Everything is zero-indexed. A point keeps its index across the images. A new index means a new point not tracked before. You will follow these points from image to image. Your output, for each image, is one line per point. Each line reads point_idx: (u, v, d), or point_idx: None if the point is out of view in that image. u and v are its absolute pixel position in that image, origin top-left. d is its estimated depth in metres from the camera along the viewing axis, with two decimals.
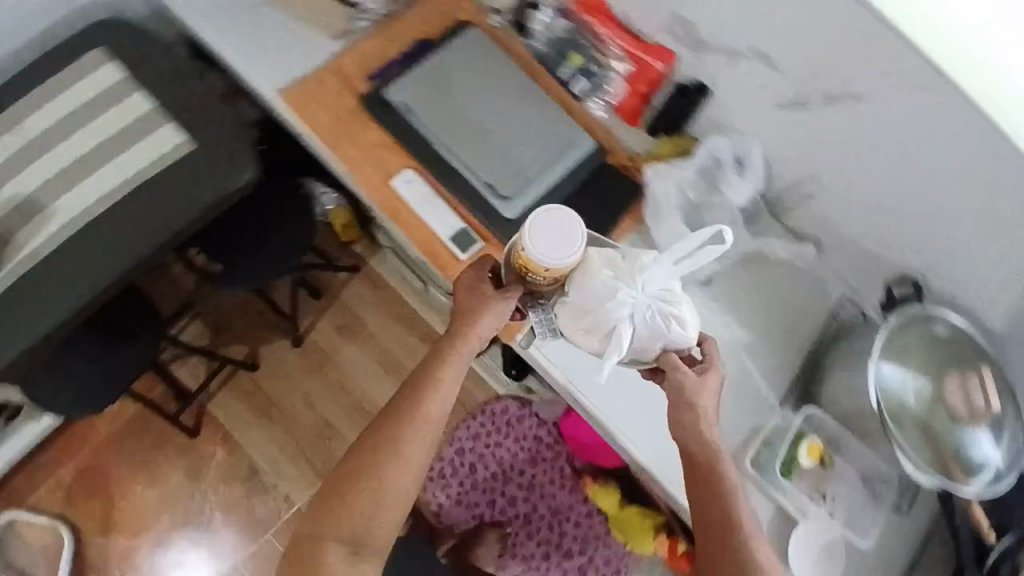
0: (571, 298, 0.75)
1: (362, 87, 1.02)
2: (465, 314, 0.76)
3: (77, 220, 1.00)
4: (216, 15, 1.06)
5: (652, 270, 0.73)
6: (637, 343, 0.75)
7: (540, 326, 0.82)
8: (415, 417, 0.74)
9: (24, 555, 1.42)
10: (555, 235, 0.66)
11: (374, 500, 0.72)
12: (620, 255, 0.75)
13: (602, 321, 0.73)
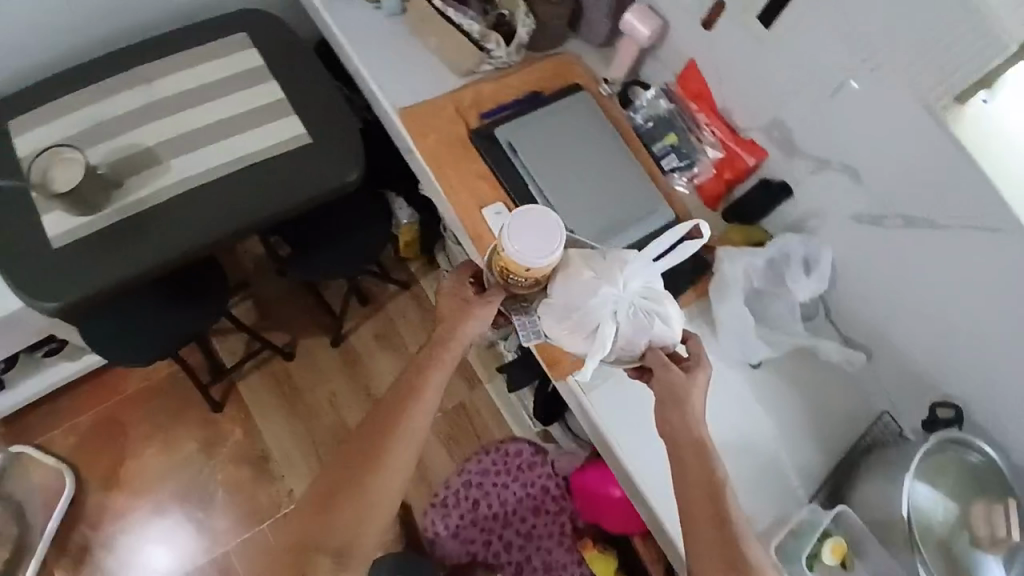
0: (555, 299, 0.83)
1: (474, 122, 1.11)
2: (446, 324, 0.84)
3: (192, 180, 1.04)
4: (358, 31, 1.16)
5: (631, 269, 0.83)
6: (622, 338, 0.84)
7: (526, 330, 0.89)
8: (399, 431, 0.83)
9: (24, 490, 1.44)
10: (533, 238, 0.72)
11: (359, 510, 0.82)
12: (601, 258, 0.84)
13: (587, 319, 0.82)
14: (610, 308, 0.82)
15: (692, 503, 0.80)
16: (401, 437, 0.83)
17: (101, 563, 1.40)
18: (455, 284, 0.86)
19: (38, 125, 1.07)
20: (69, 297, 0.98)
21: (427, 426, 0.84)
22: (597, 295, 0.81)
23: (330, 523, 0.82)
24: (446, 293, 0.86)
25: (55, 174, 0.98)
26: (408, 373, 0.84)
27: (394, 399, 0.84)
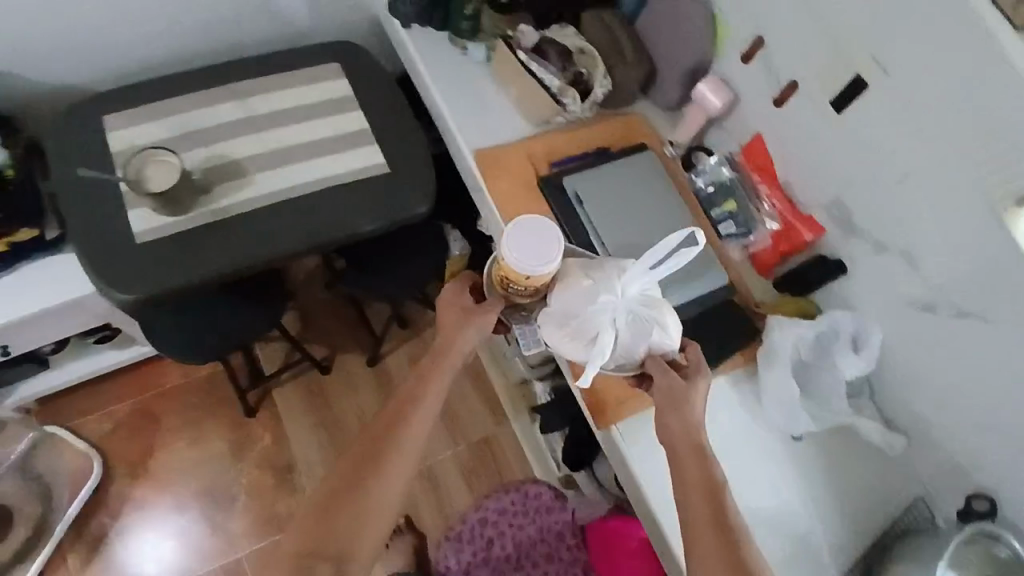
0: (554, 308, 0.86)
1: (544, 170, 1.17)
2: (448, 332, 0.91)
3: (275, 194, 1.08)
4: (445, 72, 1.23)
5: (628, 278, 0.84)
6: (622, 343, 0.86)
7: (526, 339, 0.99)
8: (404, 431, 0.86)
9: (51, 470, 1.43)
10: (530, 248, 0.79)
11: (352, 510, 0.82)
12: (599, 268, 0.87)
13: (586, 327, 0.85)
14: (609, 316, 0.84)
15: (691, 505, 0.82)
16: (400, 438, 0.86)
17: (115, 552, 1.41)
18: (456, 292, 0.93)
19: (129, 126, 1.10)
20: (142, 290, 1.00)
21: (428, 429, 0.88)
22: (597, 304, 0.84)
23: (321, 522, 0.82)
24: (447, 302, 0.93)
25: (147, 172, 1.01)
26: (411, 380, 0.91)
27: (395, 403, 0.89)
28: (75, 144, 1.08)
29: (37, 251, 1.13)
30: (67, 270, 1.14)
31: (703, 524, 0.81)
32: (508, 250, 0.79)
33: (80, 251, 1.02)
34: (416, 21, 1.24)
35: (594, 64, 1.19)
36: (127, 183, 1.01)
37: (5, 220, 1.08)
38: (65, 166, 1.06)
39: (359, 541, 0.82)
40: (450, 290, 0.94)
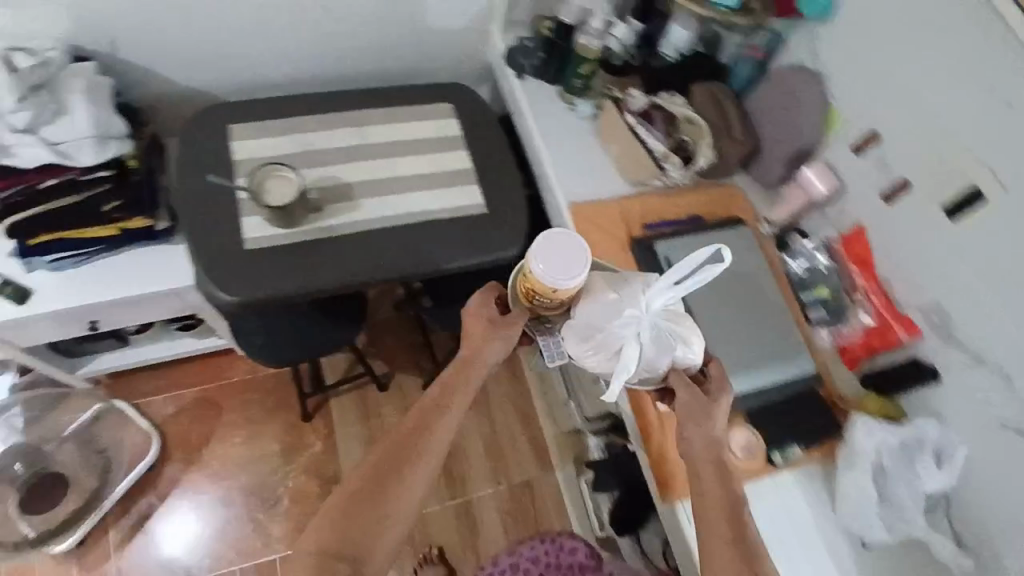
0: (577, 320, 0.87)
1: (637, 232, 1.17)
2: (474, 344, 0.90)
3: (377, 220, 1.12)
4: (552, 125, 1.26)
5: (651, 292, 0.85)
6: (646, 357, 0.86)
7: (550, 350, 0.91)
8: (427, 438, 0.85)
9: (110, 440, 1.43)
10: (560, 261, 0.80)
11: (370, 518, 0.79)
12: (624, 283, 0.87)
13: (611, 340, 0.85)
14: (633, 330, 0.84)
15: (707, 522, 0.81)
16: (422, 446, 0.85)
17: (158, 537, 1.40)
18: (480, 301, 0.92)
19: (249, 138, 1.15)
20: (243, 292, 1.03)
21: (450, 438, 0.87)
22: (621, 319, 0.84)
23: (338, 529, 0.78)
24: (475, 321, 0.91)
25: (268, 186, 1.06)
26: (434, 388, 0.89)
27: (417, 410, 0.87)
28: (199, 147, 1.13)
29: (144, 239, 1.14)
30: (169, 260, 1.19)
31: (718, 545, 0.80)
32: (537, 261, 0.79)
33: (192, 244, 1.05)
34: (530, 71, 1.28)
35: (701, 136, 1.20)
36: (249, 195, 1.05)
37: (124, 208, 1.10)
38: (187, 165, 1.11)
39: (375, 553, 0.78)
40: (478, 301, 0.92)
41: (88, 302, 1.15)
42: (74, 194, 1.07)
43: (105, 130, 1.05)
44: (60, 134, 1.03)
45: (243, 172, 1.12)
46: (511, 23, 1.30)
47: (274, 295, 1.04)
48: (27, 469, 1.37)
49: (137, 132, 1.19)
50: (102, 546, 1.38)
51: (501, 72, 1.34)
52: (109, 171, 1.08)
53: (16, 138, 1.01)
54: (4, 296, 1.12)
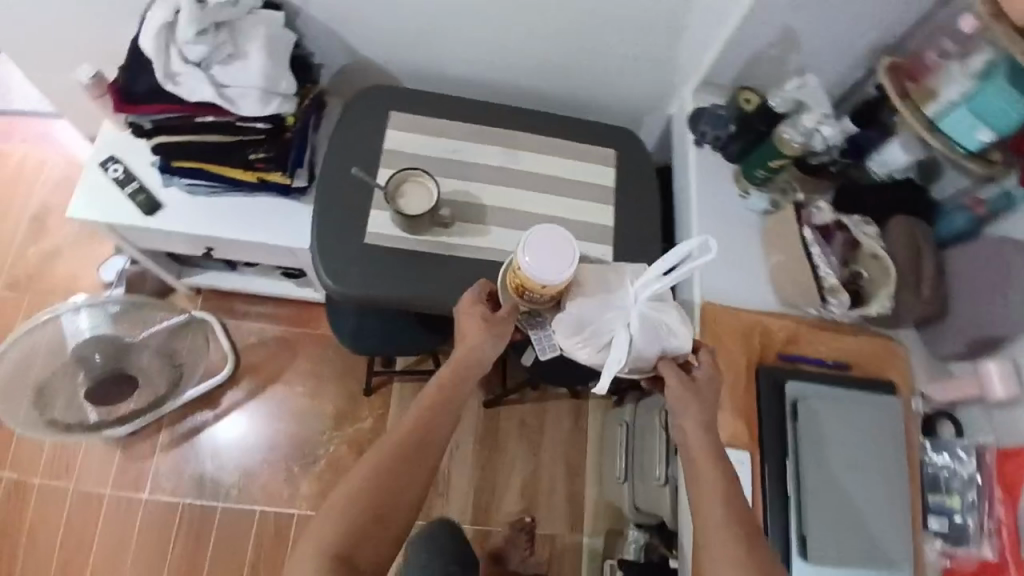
0: (567, 313, 0.84)
1: (769, 357, 1.04)
2: (468, 345, 0.88)
3: (501, 253, 1.06)
4: (713, 208, 1.14)
5: (638, 284, 0.84)
6: (638, 349, 0.83)
7: (541, 344, 0.89)
8: (425, 437, 0.87)
9: (189, 354, 1.34)
10: (547, 256, 0.77)
11: (369, 521, 0.83)
12: (613, 274, 0.85)
13: (602, 331, 0.83)
14: (623, 321, 0.83)
15: (704, 513, 0.82)
16: (419, 451, 0.87)
17: (199, 452, 1.43)
18: (474, 301, 0.91)
19: (406, 131, 1.12)
20: (349, 285, 1.02)
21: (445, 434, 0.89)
22: (609, 310, 0.83)
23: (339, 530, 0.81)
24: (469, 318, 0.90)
25: (410, 192, 1.03)
26: (432, 390, 0.89)
27: (415, 413, 0.88)
28: (355, 126, 1.11)
29: (274, 191, 1.16)
30: (293, 216, 1.21)
31: (716, 535, 0.81)
32: (529, 260, 0.76)
33: (315, 220, 1.05)
34: (712, 142, 1.17)
35: (885, 281, 1.04)
36: (386, 198, 1.03)
37: (267, 159, 1.11)
38: (342, 142, 1.10)
39: (368, 555, 0.82)
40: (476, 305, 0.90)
41: (208, 231, 1.18)
42: (225, 133, 1.08)
43: (273, 84, 1.03)
44: (229, 78, 1.01)
45: (388, 164, 1.10)
46: (708, 84, 1.19)
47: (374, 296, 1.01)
48: (105, 363, 1.23)
49: (304, 88, 1.18)
50: (145, 444, 1.41)
51: (677, 132, 1.23)
52: (264, 124, 1.08)
53: (185, 70, 0.98)
54: (135, 203, 1.17)
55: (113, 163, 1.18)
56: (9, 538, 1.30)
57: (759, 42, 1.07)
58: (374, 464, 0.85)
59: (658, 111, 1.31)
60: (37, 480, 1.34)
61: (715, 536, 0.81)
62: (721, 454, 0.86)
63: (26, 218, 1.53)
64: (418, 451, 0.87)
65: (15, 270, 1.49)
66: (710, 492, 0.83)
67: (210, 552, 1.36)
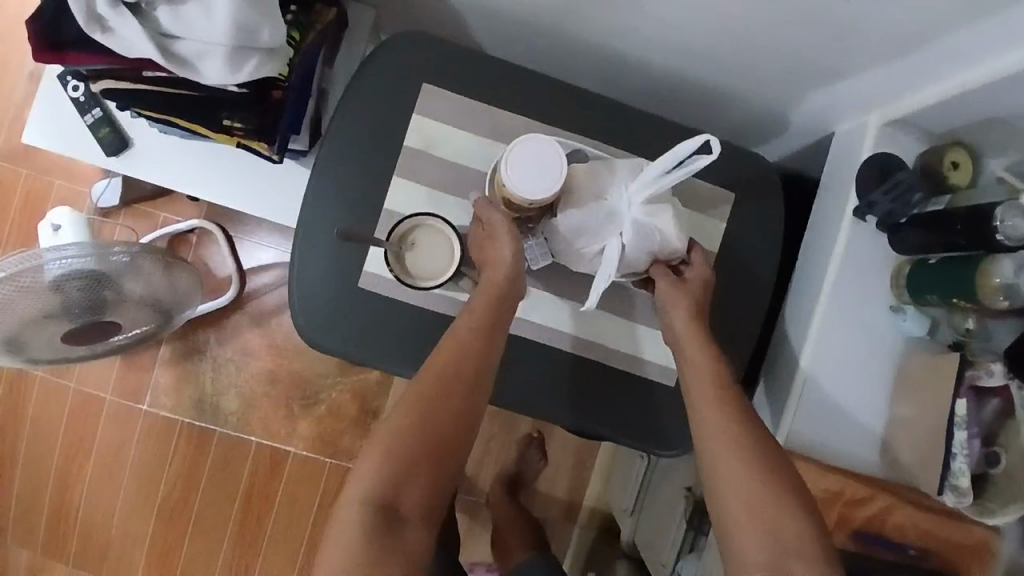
0: (559, 221, 0.75)
1: (843, 536, 0.79)
2: (493, 263, 0.75)
3: (536, 329, 0.82)
4: (840, 307, 0.82)
5: (630, 186, 0.74)
6: (631, 258, 0.76)
7: (533, 254, 0.79)
8: (465, 375, 0.71)
9: (189, 283, 1.22)
10: (532, 168, 0.69)
11: (416, 467, 0.67)
12: (607, 172, 0.75)
13: (596, 241, 0.75)
14: (616, 230, 0.74)
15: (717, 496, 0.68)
16: (466, 392, 0.71)
17: (200, 373, 1.37)
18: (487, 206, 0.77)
19: (441, 122, 0.80)
20: (331, 337, 0.79)
21: (488, 370, 0.73)
22: (603, 219, 0.74)
23: (379, 476, 0.65)
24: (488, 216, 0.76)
25: (416, 247, 0.78)
26: (462, 318, 0.73)
27: (450, 340, 0.72)
28: (372, 105, 0.79)
29: (261, 155, 0.88)
30: (296, 185, 0.96)
31: (732, 508, 0.67)
32: (539, 138, 0.69)
33: (297, 242, 0.79)
34: (883, 218, 0.80)
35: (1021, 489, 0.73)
36: (387, 257, 0.78)
37: (247, 129, 0.81)
38: (347, 127, 0.79)
39: (415, 505, 0.67)
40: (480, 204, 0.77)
41: (189, 187, 0.94)
42: (181, 88, 0.77)
43: (250, 37, 0.69)
44: (181, 26, 0.67)
45: (407, 172, 0.80)
46: (903, 122, 0.79)
47: (366, 361, 0.79)
48: (85, 297, 1.05)
49: (313, 12, 0.84)
50: (148, 355, 1.36)
51: (838, 176, 0.86)
52: (241, 89, 0.76)
53: (113, 17, 0.65)
54: (97, 136, 0.92)
55: (71, 80, 0.93)
56: (16, 422, 1.35)
57: (1012, 104, 0.68)
58: (419, 401, 0.69)
59: (818, 124, 0.91)
60: (38, 374, 1.35)
61: (743, 534, 0.65)
62: (753, 448, 0.70)
63: (23, 74, 1.31)
64: (466, 388, 0.71)
65: (10, 138, 1.32)
66: (729, 460, 0.69)
67: (206, 473, 1.37)
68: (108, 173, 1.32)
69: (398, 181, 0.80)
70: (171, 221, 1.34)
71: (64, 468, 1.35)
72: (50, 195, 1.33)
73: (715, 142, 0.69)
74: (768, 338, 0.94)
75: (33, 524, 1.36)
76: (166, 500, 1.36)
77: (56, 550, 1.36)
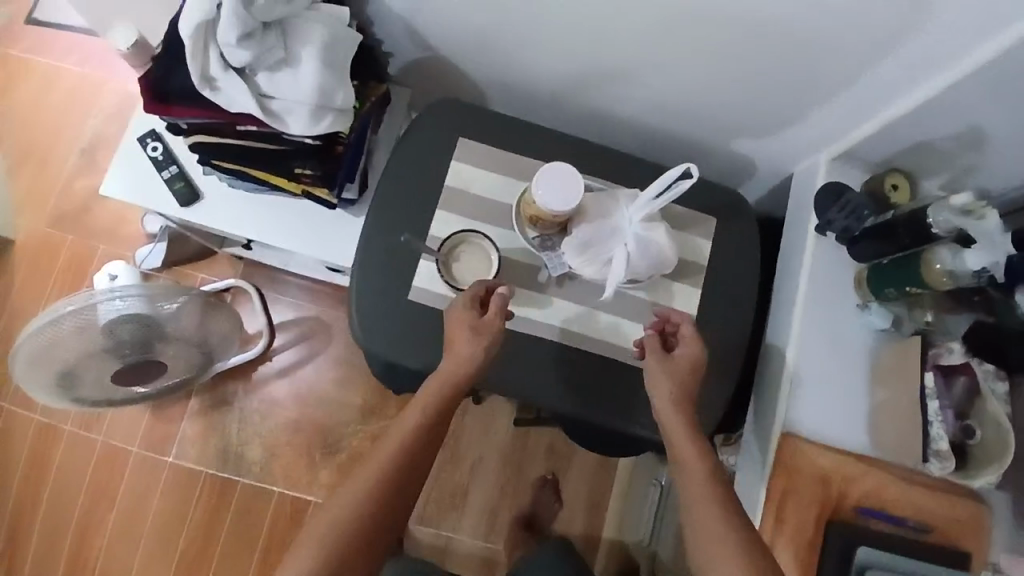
0: (573, 236, 0.89)
1: (844, 510, 0.88)
2: (454, 351, 0.83)
3: (568, 334, 0.93)
4: (821, 307, 0.96)
5: (630, 207, 0.89)
6: (635, 266, 0.89)
7: (553, 262, 0.92)
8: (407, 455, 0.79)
9: (221, 328, 1.30)
10: (557, 188, 0.85)
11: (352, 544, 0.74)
12: (610, 195, 0.91)
13: (604, 253, 0.89)
14: (620, 242, 0.89)
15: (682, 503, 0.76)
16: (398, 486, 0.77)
17: (227, 424, 1.43)
18: (466, 306, 0.86)
19: (475, 164, 0.97)
20: (388, 344, 0.91)
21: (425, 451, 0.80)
22: (608, 233, 0.88)
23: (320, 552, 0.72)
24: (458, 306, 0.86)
25: (461, 263, 0.93)
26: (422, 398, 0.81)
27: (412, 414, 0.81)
28: (418, 151, 0.96)
29: (319, 202, 1.03)
30: (344, 228, 1.10)
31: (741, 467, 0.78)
32: (556, 165, 0.86)
33: (356, 266, 0.93)
34: (840, 233, 0.96)
35: (999, 452, 0.83)
36: (438, 267, 0.92)
37: (314, 176, 0.97)
38: (397, 169, 0.95)
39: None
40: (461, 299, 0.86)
41: (248, 231, 1.09)
42: (270, 143, 0.94)
43: (327, 98, 0.86)
44: (276, 87, 0.85)
45: (448, 204, 0.95)
46: (847, 157, 0.99)
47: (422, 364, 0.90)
48: (134, 338, 1.13)
49: (369, 87, 1.02)
50: (176, 407, 1.42)
51: (801, 205, 1.03)
52: (314, 142, 0.94)
53: (225, 78, 0.82)
54: (173, 189, 1.07)
55: (152, 141, 1.07)
56: (39, 477, 1.37)
57: (928, 132, 0.88)
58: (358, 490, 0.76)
59: (781, 167, 1.10)
60: (66, 429, 1.39)
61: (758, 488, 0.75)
62: None
63: (74, 150, 1.45)
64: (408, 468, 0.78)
65: (61, 205, 1.44)
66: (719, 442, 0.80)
67: (228, 523, 1.38)
68: (151, 238, 1.44)
69: (439, 213, 0.95)
70: (208, 280, 1.47)
71: (81, 524, 1.36)
72: (93, 260, 1.43)
73: (694, 168, 0.84)
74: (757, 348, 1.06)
75: None
76: (185, 553, 1.37)
77: None
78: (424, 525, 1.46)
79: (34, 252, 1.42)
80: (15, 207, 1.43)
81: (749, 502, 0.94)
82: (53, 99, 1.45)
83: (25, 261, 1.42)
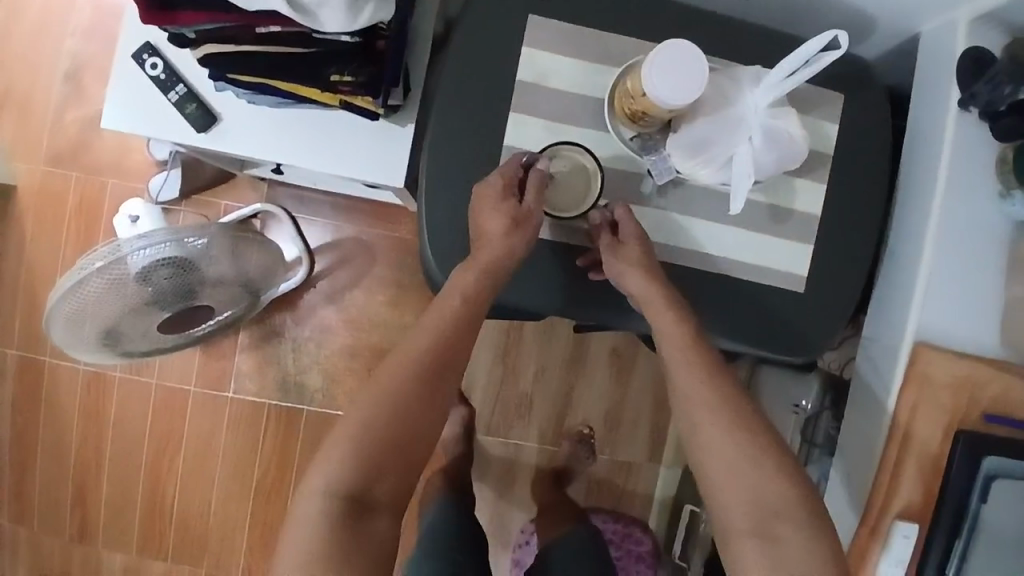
0: (685, 133, 0.76)
1: (973, 419, 0.82)
2: (478, 243, 0.75)
3: (673, 251, 0.83)
4: (958, 198, 0.83)
5: (755, 91, 0.75)
6: (762, 163, 0.76)
7: (659, 166, 0.80)
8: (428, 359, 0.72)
9: (260, 256, 1.18)
10: (673, 76, 0.70)
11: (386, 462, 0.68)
12: (728, 77, 0.76)
13: (723, 151, 0.76)
14: (743, 136, 0.75)
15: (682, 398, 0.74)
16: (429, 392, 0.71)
17: (281, 355, 1.37)
18: (501, 189, 0.76)
19: (549, 57, 0.80)
20: None
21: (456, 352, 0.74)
22: (727, 127, 0.75)
23: (348, 462, 0.67)
24: (487, 193, 0.77)
25: (549, 178, 0.80)
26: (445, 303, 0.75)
27: (436, 317, 0.74)
28: (479, 47, 0.80)
29: (361, 114, 0.87)
30: (394, 142, 0.94)
31: None
32: (668, 48, 0.69)
33: (425, 194, 0.81)
34: (983, 108, 0.81)
35: None
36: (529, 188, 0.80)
37: (355, 83, 0.79)
38: (458, 70, 0.80)
39: (388, 494, 0.69)
40: (493, 183, 0.77)
41: (281, 156, 0.93)
42: (297, 45, 0.76)
43: None
44: None
45: (522, 110, 0.80)
46: (997, 14, 0.81)
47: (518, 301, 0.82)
48: (172, 285, 1.03)
49: None
50: (226, 343, 1.36)
51: (933, 76, 0.87)
52: (351, 38, 0.76)
53: None
54: (185, 113, 0.90)
55: (150, 57, 0.90)
56: (100, 424, 1.35)
57: None
58: (379, 397, 0.70)
59: (904, 27, 0.92)
60: (116, 375, 1.35)
61: None
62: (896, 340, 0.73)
63: (56, 72, 1.28)
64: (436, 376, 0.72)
65: (56, 137, 1.29)
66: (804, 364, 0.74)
67: (299, 451, 1.38)
68: (163, 167, 1.30)
69: (513, 118, 0.81)
70: (233, 207, 1.33)
71: (153, 464, 1.36)
72: (104, 196, 1.30)
73: (843, 37, 0.68)
74: (880, 245, 0.95)
75: (126, 524, 1.37)
76: (262, 481, 1.37)
77: (155, 544, 1.37)
78: (492, 435, 1.44)
79: (37, 193, 1.29)
80: (7, 148, 1.29)
81: (869, 412, 0.89)
82: (22, 18, 1.27)
83: (29, 204, 1.30)
